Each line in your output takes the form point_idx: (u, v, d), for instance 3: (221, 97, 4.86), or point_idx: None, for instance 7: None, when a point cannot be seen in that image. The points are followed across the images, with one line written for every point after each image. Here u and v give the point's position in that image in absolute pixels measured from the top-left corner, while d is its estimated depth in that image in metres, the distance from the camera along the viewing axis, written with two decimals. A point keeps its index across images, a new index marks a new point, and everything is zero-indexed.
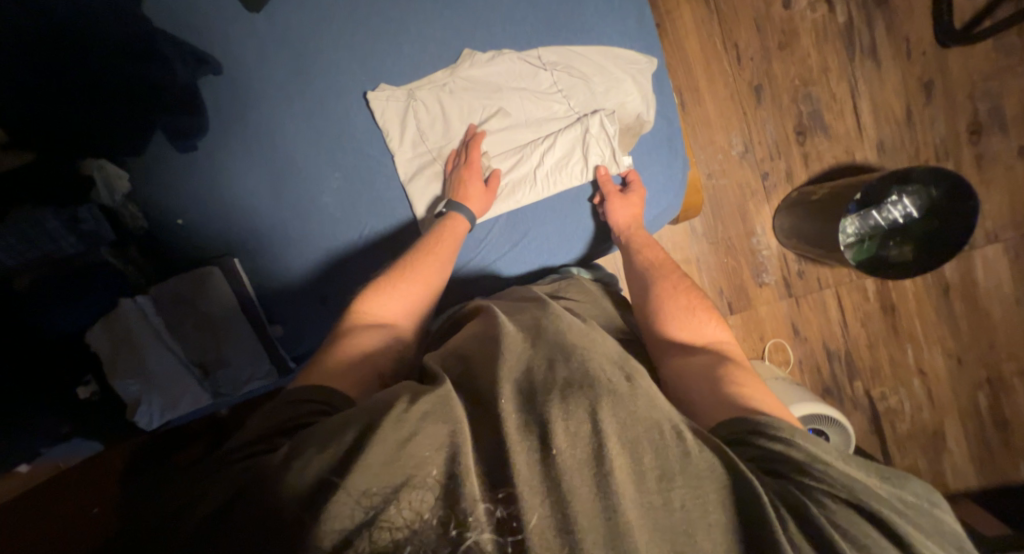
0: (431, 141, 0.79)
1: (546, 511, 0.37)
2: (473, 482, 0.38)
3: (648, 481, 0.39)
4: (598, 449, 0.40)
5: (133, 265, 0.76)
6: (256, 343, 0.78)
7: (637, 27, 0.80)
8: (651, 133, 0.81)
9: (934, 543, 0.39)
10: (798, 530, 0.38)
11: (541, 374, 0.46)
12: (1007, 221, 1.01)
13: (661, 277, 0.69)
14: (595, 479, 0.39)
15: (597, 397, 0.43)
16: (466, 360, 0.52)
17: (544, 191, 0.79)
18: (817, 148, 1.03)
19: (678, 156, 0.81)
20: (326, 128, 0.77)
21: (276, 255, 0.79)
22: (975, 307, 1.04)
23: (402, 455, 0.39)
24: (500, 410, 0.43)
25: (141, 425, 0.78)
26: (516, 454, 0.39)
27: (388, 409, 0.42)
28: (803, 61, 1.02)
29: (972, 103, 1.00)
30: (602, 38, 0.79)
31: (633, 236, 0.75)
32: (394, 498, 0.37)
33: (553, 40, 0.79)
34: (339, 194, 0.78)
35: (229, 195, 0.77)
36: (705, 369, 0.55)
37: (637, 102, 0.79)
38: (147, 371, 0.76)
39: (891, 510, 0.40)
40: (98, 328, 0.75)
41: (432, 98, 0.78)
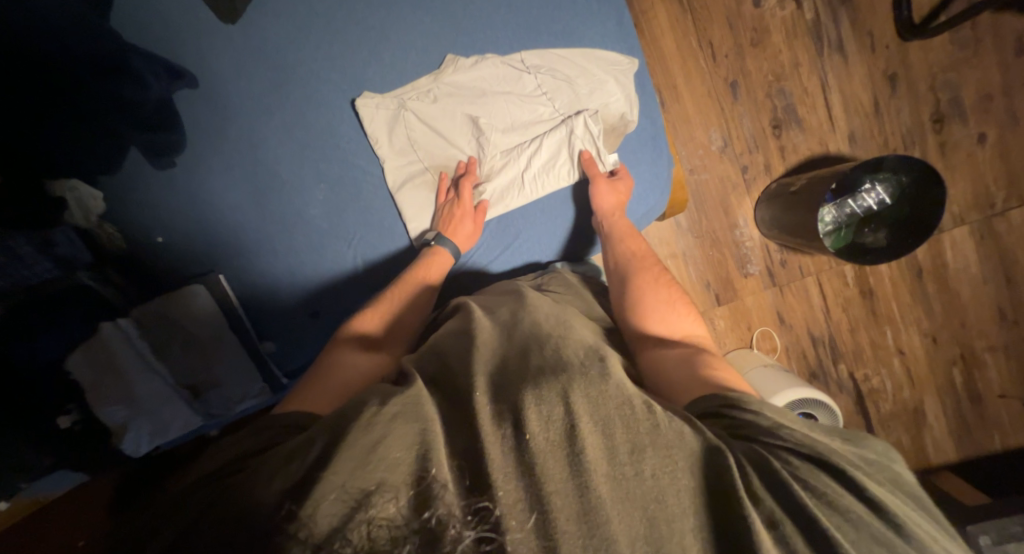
0: (420, 149, 0.79)
1: (519, 493, 0.37)
2: (443, 472, 0.38)
3: (619, 455, 0.40)
4: (571, 430, 0.40)
5: (113, 287, 0.73)
6: (245, 359, 0.76)
7: (617, 29, 0.81)
8: (636, 132, 0.82)
9: (890, 492, 0.41)
10: (761, 486, 0.39)
11: (520, 368, 0.47)
12: (971, 204, 1.06)
13: (643, 268, 0.70)
14: (568, 459, 0.39)
15: (569, 384, 0.43)
16: (442, 358, 0.52)
17: (533, 193, 0.80)
18: (793, 140, 1.06)
19: (663, 153, 0.82)
20: (307, 137, 0.76)
21: (256, 268, 0.77)
22: (947, 289, 1.08)
23: (374, 455, 0.38)
24: (473, 402, 0.43)
25: (128, 451, 0.76)
26: (488, 441, 0.40)
27: (358, 415, 0.41)
28: (775, 57, 1.04)
29: (935, 93, 1.04)
30: (583, 40, 0.80)
31: (616, 223, 0.76)
32: (368, 497, 0.36)
33: (535, 44, 0.79)
34: (326, 204, 0.77)
35: (207, 207, 0.75)
36: (681, 358, 0.56)
37: (620, 100, 0.79)
38: (133, 397, 0.74)
39: (848, 462, 0.42)
40: (78, 355, 0.72)
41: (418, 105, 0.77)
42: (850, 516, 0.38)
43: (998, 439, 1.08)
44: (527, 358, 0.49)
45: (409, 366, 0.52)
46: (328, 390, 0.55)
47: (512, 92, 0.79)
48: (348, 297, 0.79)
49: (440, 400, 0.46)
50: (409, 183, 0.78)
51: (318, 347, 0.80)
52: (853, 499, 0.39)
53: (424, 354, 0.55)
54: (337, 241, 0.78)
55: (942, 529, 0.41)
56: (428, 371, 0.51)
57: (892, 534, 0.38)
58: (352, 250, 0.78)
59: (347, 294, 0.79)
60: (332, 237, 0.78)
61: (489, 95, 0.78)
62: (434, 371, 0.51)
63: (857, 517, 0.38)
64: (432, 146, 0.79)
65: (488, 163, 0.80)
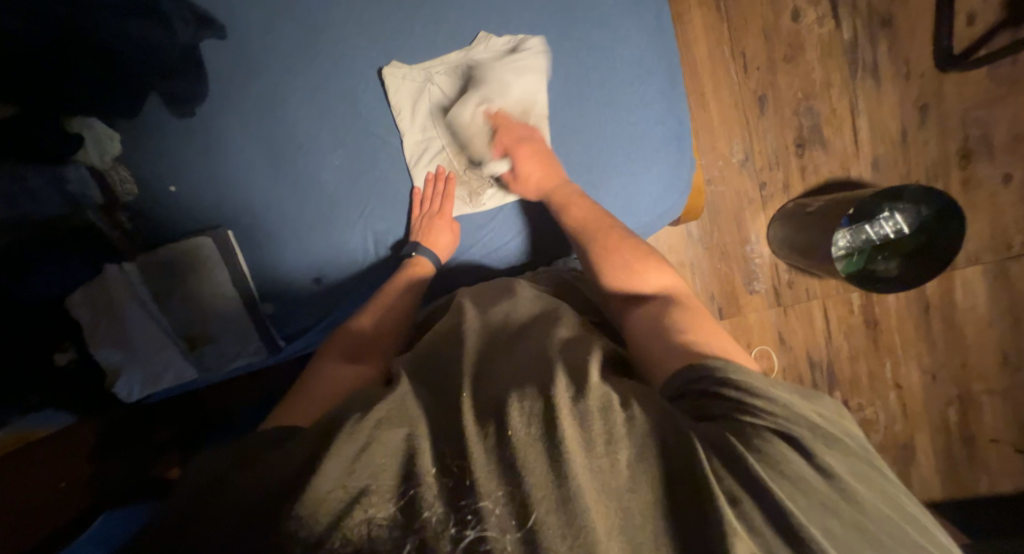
0: (442, 126, 0.77)
1: (503, 492, 0.37)
2: (427, 473, 0.39)
3: (596, 446, 0.40)
4: (551, 424, 0.40)
5: (121, 231, 0.74)
6: (245, 318, 0.76)
7: (656, 23, 0.77)
8: (664, 129, 0.77)
9: (848, 460, 0.42)
10: (727, 469, 0.39)
11: (524, 376, 0.47)
12: (987, 245, 1.05)
13: (597, 236, 0.69)
14: (547, 454, 0.39)
15: (549, 383, 0.44)
16: (437, 359, 0.56)
17: None
18: (815, 161, 1.05)
19: (687, 156, 0.79)
20: (331, 102, 0.75)
21: (265, 228, 0.76)
22: (952, 327, 1.07)
23: (358, 463, 0.39)
24: (460, 403, 0.45)
25: (121, 396, 0.75)
26: (471, 440, 0.40)
27: (342, 425, 0.43)
28: (807, 75, 1.03)
29: (964, 128, 1.03)
30: (617, 30, 0.75)
31: (555, 193, 0.73)
32: (364, 495, 0.37)
33: (568, 29, 0.74)
34: (341, 171, 0.76)
35: (224, 163, 0.74)
36: (652, 321, 0.57)
37: (656, 99, 0.76)
38: (130, 342, 0.73)
39: (805, 430, 0.42)
40: (80, 295, 0.72)
41: (447, 80, 0.76)
42: (800, 484, 0.39)
43: (985, 483, 1.08)
44: (521, 365, 0.51)
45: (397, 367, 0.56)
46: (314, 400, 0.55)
47: (544, 76, 0.75)
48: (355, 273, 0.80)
49: (428, 404, 0.47)
50: (426, 156, 0.77)
51: (318, 312, 0.80)
52: (806, 467, 0.40)
53: (417, 358, 0.57)
54: (348, 216, 0.77)
55: (886, 481, 0.42)
56: (417, 372, 0.54)
57: (837, 498, 0.38)
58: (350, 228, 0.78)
59: (352, 265, 0.79)
60: (342, 210, 0.77)
61: (517, 75, 0.74)
62: (426, 379, 0.53)
63: (807, 484, 0.39)
64: (453, 121, 0.77)
65: None
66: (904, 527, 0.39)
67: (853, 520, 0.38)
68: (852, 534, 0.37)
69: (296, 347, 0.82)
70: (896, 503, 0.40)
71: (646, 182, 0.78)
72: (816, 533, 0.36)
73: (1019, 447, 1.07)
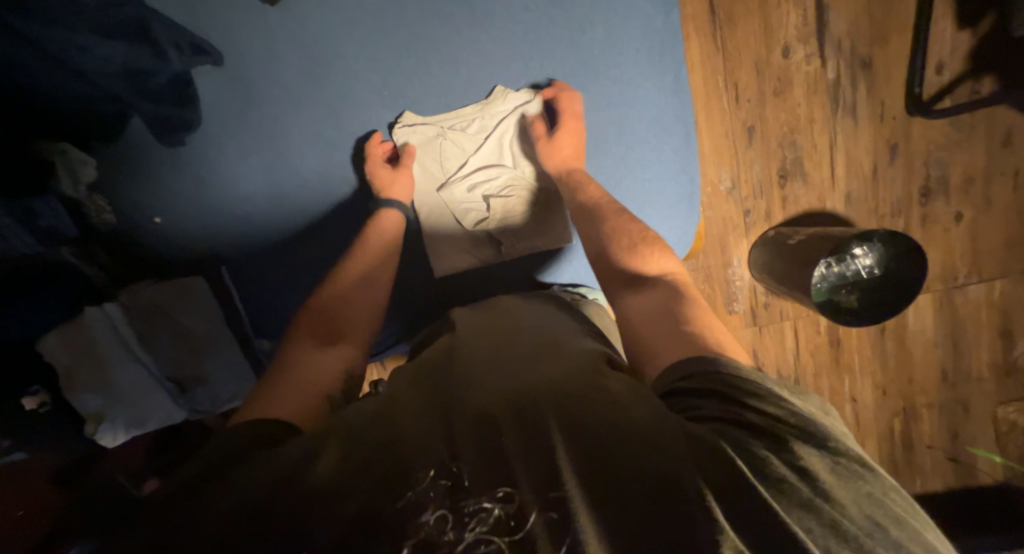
0: (449, 172, 0.74)
1: (505, 493, 0.35)
2: (417, 473, 0.37)
3: (589, 449, 0.38)
4: (547, 432, 0.39)
5: (99, 265, 0.69)
6: (241, 360, 0.74)
7: (674, 83, 0.72)
8: (674, 186, 0.75)
9: (847, 460, 0.38)
10: (715, 471, 0.35)
11: (532, 384, 0.46)
12: (937, 275, 1.15)
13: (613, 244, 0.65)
14: (538, 457, 0.37)
15: (544, 396, 0.43)
16: (435, 376, 0.52)
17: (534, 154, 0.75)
18: (795, 192, 1.11)
19: (695, 212, 0.76)
20: (339, 135, 0.70)
21: (250, 235, 0.71)
22: (902, 348, 1.18)
23: (346, 467, 0.38)
24: (454, 412, 0.43)
25: (102, 442, 0.69)
26: (463, 444, 0.39)
27: (331, 441, 0.41)
28: (792, 109, 1.07)
29: (927, 169, 1.10)
30: (632, 87, 0.72)
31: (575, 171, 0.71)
32: (352, 492, 0.36)
33: (585, 82, 0.72)
34: (344, 207, 0.72)
35: (220, 198, 0.70)
36: (655, 305, 0.56)
37: (670, 158, 0.74)
38: (112, 385, 0.68)
39: (794, 426, 0.39)
40: (54, 337, 0.65)
41: (463, 135, 0.73)
42: (782, 486, 0.35)
43: (919, 483, 1.22)
44: (533, 375, 0.49)
45: (399, 383, 0.53)
46: (304, 396, 0.51)
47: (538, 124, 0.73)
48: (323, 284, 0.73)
49: (417, 412, 0.45)
50: (446, 214, 0.75)
51: None
52: (787, 469, 0.36)
53: (417, 372, 0.55)
54: (342, 226, 0.73)
55: (881, 485, 0.37)
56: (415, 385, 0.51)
57: (819, 499, 0.34)
58: (340, 244, 0.73)
59: None
60: (330, 216, 0.72)
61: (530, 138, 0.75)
62: (423, 388, 0.50)
63: (787, 485, 0.35)
64: (468, 175, 0.74)
65: (523, 196, 0.76)
66: (895, 532, 0.34)
67: (838, 524, 0.33)
68: (838, 540, 0.32)
69: None
70: (889, 507, 0.35)
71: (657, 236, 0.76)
72: (796, 530, 0.32)
73: (950, 453, 1.21)
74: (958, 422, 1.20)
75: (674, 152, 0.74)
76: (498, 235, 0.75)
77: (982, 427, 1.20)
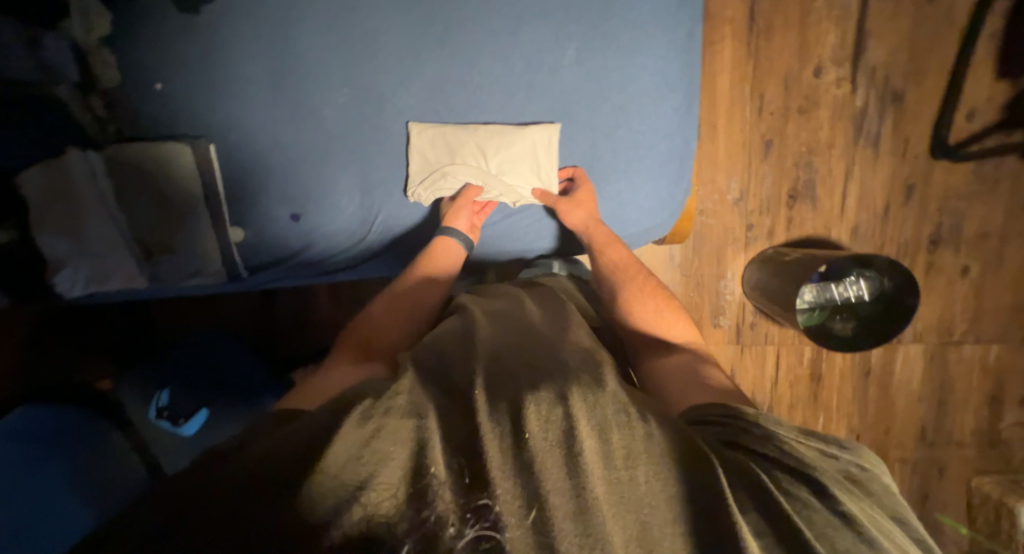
0: (446, 110, 0.74)
1: (514, 489, 0.31)
2: (437, 464, 0.32)
3: (615, 459, 0.34)
4: (570, 429, 0.34)
5: (92, 115, 0.67)
6: (212, 244, 0.73)
7: (686, 39, 0.75)
8: (667, 146, 0.78)
9: (891, 522, 0.35)
10: (755, 513, 0.33)
11: (538, 372, 0.42)
12: (933, 327, 1.11)
13: (627, 280, 0.69)
14: (564, 462, 0.33)
15: (567, 386, 0.39)
16: (442, 359, 0.46)
17: (538, 85, 0.73)
18: (802, 215, 1.09)
19: (684, 178, 0.81)
20: (353, 39, 0.69)
21: (246, 122, 0.70)
22: (885, 395, 1.14)
23: (368, 450, 0.32)
24: (470, 393, 0.38)
25: (60, 290, 0.71)
26: (484, 435, 0.34)
27: (349, 412, 0.36)
28: (814, 131, 1.06)
29: (941, 215, 1.08)
30: (652, 37, 0.73)
31: (593, 234, 0.74)
32: (370, 484, 0.31)
33: (615, 17, 0.72)
34: (344, 111, 0.72)
35: (225, 79, 0.69)
36: (685, 366, 0.57)
37: (668, 116, 0.77)
38: (81, 235, 0.68)
39: (830, 472, 0.37)
40: (34, 171, 0.65)
41: (469, 59, 0.72)
42: (825, 531, 0.32)
43: None
44: (526, 358, 0.45)
45: (406, 357, 0.47)
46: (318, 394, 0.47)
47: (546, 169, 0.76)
48: (302, 187, 0.74)
49: (419, 384, 0.40)
50: (432, 145, 0.74)
51: (286, 252, 0.77)
52: (828, 511, 0.34)
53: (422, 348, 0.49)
54: (337, 132, 0.73)
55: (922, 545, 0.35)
56: (419, 360, 0.46)
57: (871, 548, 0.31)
58: (332, 144, 0.73)
59: (347, 232, 0.77)
60: (324, 132, 0.72)
61: (538, 167, 0.76)
62: (429, 366, 0.44)
63: (832, 529, 0.32)
64: (469, 148, 0.75)
65: (513, 182, 0.77)
66: None
67: None
68: None
69: (259, 281, 0.80)
70: None
71: (640, 194, 0.80)
72: None
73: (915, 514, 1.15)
74: (930, 484, 1.15)
75: (672, 112, 0.77)
76: (490, 183, 0.76)
77: (953, 495, 1.15)
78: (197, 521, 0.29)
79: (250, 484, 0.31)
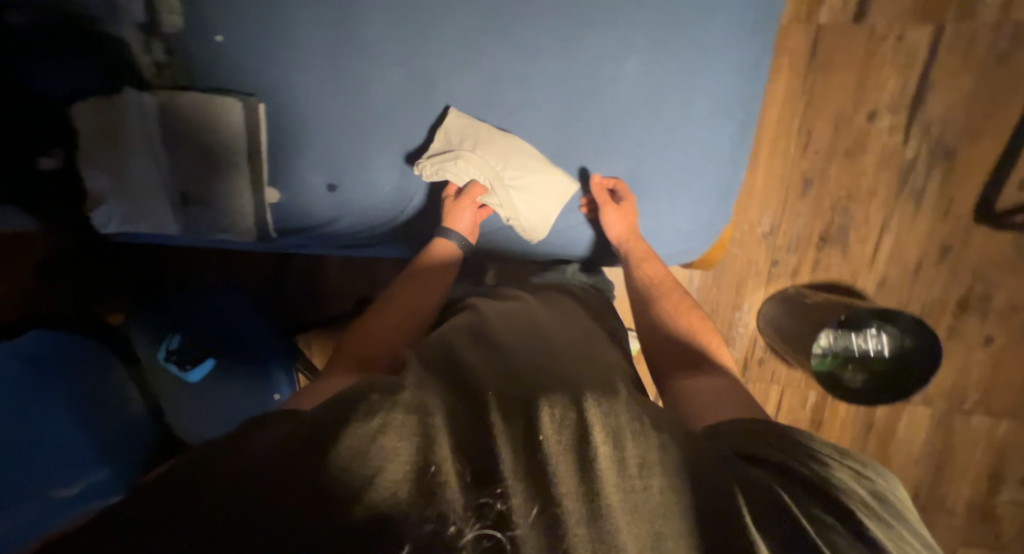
0: (496, 104, 0.74)
1: (524, 488, 0.31)
2: (446, 459, 0.32)
3: (629, 465, 0.34)
4: (583, 435, 0.35)
5: (151, 60, 0.70)
6: (248, 201, 0.74)
7: (752, 68, 0.72)
8: (715, 173, 0.76)
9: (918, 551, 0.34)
10: (766, 523, 0.32)
11: (550, 382, 0.42)
12: (945, 392, 1.10)
13: (664, 295, 0.71)
14: (577, 465, 0.33)
15: (581, 395, 0.39)
16: (452, 355, 0.47)
17: (592, 93, 0.73)
18: (830, 259, 1.07)
19: (725, 209, 0.79)
20: (417, 19, 0.70)
21: (299, 87, 0.71)
22: (882, 452, 1.13)
23: (375, 444, 0.32)
24: (482, 394, 0.39)
25: (97, 224, 0.73)
26: (497, 439, 0.34)
27: (359, 407, 0.36)
28: (857, 176, 1.04)
29: (973, 282, 1.06)
30: (718, 59, 0.71)
31: (632, 248, 0.75)
32: (380, 473, 0.31)
33: (677, 35, 0.71)
34: (396, 89, 0.72)
35: (286, 41, 0.70)
36: (716, 387, 0.56)
37: (722, 143, 0.75)
38: (123, 173, 0.71)
39: (853, 498, 0.36)
40: (87, 104, 0.68)
41: (527, 57, 0.71)
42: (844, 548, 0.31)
43: None
44: (540, 367, 0.45)
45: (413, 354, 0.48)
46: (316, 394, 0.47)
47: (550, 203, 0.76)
48: (343, 158, 0.75)
49: (432, 382, 0.41)
50: (465, 134, 0.73)
51: (317, 220, 0.78)
52: (846, 532, 0.33)
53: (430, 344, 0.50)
54: (387, 111, 0.73)
55: None
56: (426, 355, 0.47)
57: None
58: (378, 121, 0.74)
59: (377, 210, 0.78)
60: (373, 109, 0.73)
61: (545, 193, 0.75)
62: (437, 363, 0.45)
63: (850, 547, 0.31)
64: (494, 148, 0.73)
65: (517, 202, 0.75)
66: None
67: None
68: None
69: (287, 242, 0.80)
70: None
71: (680, 217, 0.79)
72: None
73: None
74: None
75: (726, 140, 0.75)
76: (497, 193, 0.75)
77: None
78: (198, 498, 0.29)
79: (256, 467, 0.31)
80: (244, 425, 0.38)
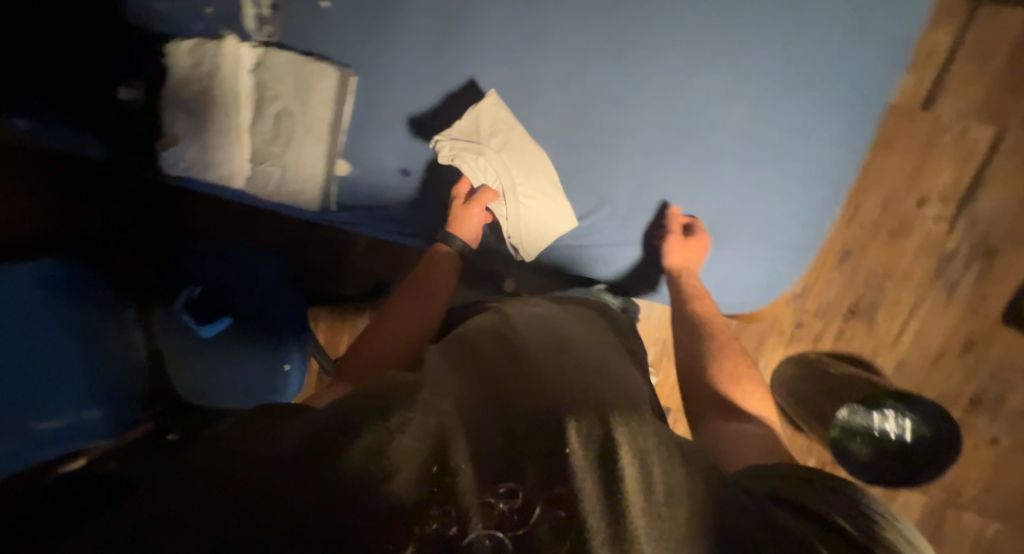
0: (591, 123, 0.74)
1: (542, 500, 0.28)
2: (458, 464, 0.30)
3: (658, 485, 0.30)
4: (608, 449, 0.31)
5: (258, 11, 0.71)
6: (321, 169, 0.74)
7: (850, 136, 0.73)
8: (800, 231, 0.76)
9: None
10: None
11: (579, 394, 0.39)
12: (942, 483, 1.11)
13: (712, 337, 0.71)
14: (600, 480, 0.29)
15: (609, 412, 0.36)
16: (491, 360, 0.45)
17: (691, 131, 0.73)
18: (855, 332, 1.09)
19: (803, 267, 0.79)
20: (533, 27, 0.71)
21: (397, 67, 0.72)
22: None
23: (384, 443, 0.31)
24: (503, 406, 0.37)
25: (166, 163, 0.73)
26: (516, 452, 0.32)
27: (375, 407, 0.34)
28: (896, 257, 1.06)
29: (988, 380, 1.08)
30: (820, 121, 0.72)
31: (687, 284, 0.76)
32: (385, 470, 0.29)
33: (786, 88, 0.71)
34: (495, 89, 0.73)
35: (395, 22, 0.71)
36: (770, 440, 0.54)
37: (812, 202, 0.75)
38: (204, 118, 0.71)
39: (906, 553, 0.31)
40: (184, 45, 0.70)
41: (630, 85, 0.72)
42: None
43: None
44: (575, 380, 0.43)
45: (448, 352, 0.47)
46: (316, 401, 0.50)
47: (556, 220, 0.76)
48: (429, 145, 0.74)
49: (460, 386, 0.39)
50: (491, 129, 0.73)
51: (377, 200, 0.77)
52: None
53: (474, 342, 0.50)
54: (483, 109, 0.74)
55: None
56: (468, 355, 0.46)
57: None
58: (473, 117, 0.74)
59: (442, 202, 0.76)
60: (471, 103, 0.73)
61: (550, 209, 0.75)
62: (464, 367, 0.43)
63: None
64: (516, 153, 0.74)
65: (519, 214, 0.75)
66: None
67: None
68: None
69: (339, 218, 0.77)
70: None
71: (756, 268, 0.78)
72: None
73: None
74: None
75: (816, 201, 0.75)
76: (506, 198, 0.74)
77: None
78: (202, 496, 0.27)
79: (262, 464, 0.30)
80: (266, 423, 0.37)
